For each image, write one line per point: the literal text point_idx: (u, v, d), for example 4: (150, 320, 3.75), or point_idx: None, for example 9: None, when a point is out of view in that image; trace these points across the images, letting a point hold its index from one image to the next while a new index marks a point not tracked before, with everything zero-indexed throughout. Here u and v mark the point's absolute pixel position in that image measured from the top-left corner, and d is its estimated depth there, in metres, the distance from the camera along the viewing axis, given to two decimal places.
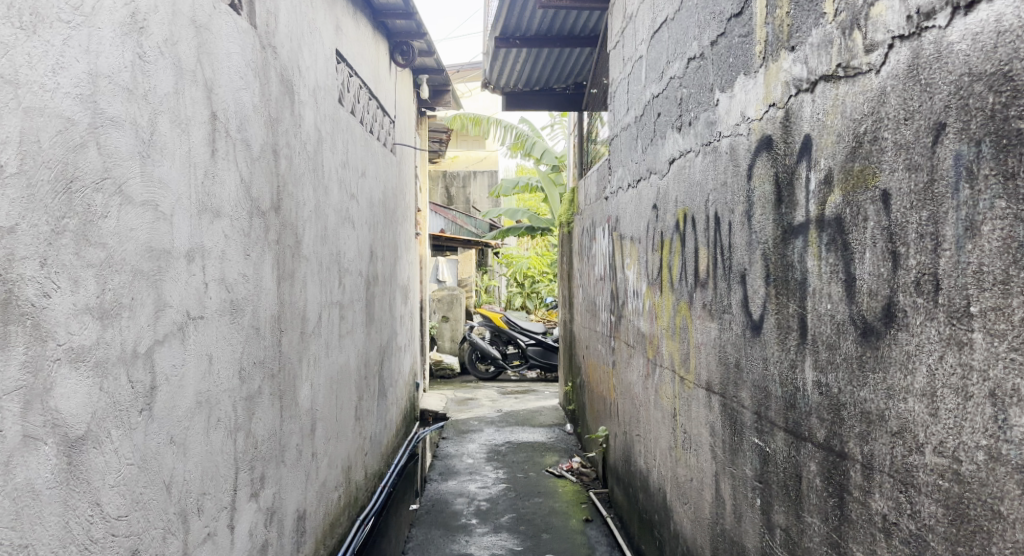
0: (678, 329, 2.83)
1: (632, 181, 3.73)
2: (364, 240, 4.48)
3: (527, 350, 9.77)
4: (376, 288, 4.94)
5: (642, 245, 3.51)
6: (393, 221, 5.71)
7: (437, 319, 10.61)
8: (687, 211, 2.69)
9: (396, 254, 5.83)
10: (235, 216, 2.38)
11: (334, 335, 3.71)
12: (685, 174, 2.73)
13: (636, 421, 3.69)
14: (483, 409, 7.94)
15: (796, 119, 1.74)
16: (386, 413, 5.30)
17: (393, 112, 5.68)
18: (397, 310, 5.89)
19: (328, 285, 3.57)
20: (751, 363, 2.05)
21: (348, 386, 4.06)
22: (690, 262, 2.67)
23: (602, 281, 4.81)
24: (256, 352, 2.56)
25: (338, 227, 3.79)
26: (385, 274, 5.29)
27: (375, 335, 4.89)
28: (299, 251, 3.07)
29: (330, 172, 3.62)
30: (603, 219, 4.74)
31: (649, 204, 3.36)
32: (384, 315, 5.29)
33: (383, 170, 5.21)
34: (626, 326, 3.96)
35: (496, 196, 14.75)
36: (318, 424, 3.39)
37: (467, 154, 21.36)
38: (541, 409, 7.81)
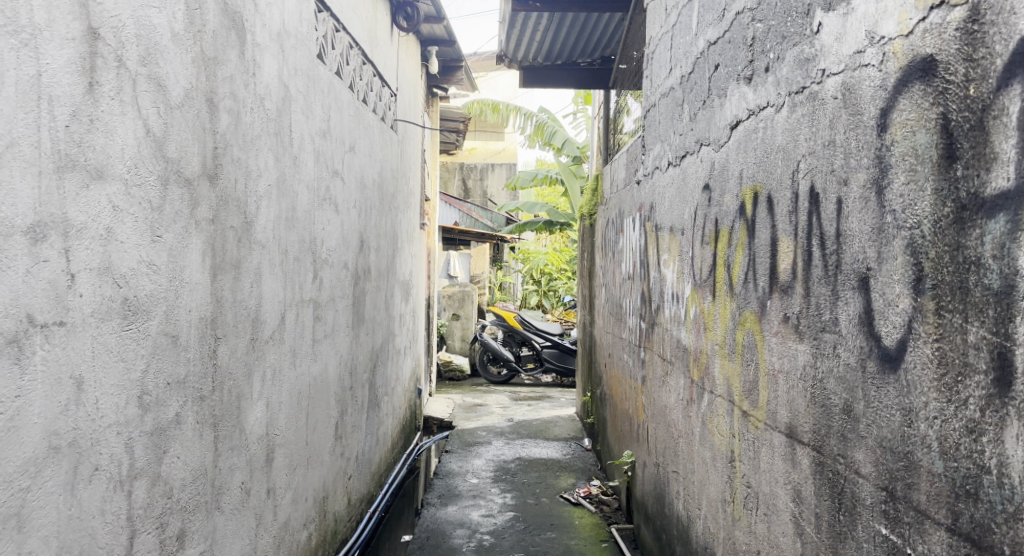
0: (741, 348, 2.13)
1: (674, 158, 3.04)
2: (352, 228, 3.81)
3: (542, 353, 9.09)
4: (369, 285, 4.29)
5: (686, 237, 2.81)
6: (392, 207, 5.03)
7: (447, 317, 9.94)
8: (759, 188, 2.00)
9: (396, 247, 5.16)
10: (135, 179, 1.71)
11: (306, 341, 3.05)
12: (757, 138, 2.04)
13: (674, 455, 2.99)
14: (493, 417, 7.26)
15: (1007, 18, 1.05)
16: (379, 427, 4.63)
17: (395, 84, 5.02)
18: (395, 308, 5.21)
19: (297, 280, 2.91)
20: (879, 413, 1.36)
21: (327, 401, 3.41)
22: (762, 257, 1.98)
23: (631, 281, 4.11)
24: (172, 369, 1.91)
25: (314, 209, 3.12)
26: (381, 268, 4.62)
27: (366, 339, 4.23)
28: (250, 235, 2.41)
29: (302, 140, 2.96)
30: (633, 208, 4.04)
31: (697, 184, 2.67)
32: (380, 315, 4.62)
33: (380, 147, 4.53)
34: (661, 337, 3.26)
35: (513, 189, 14.06)
36: (278, 452, 2.73)
37: (485, 145, 20.65)
38: (556, 419, 7.12)
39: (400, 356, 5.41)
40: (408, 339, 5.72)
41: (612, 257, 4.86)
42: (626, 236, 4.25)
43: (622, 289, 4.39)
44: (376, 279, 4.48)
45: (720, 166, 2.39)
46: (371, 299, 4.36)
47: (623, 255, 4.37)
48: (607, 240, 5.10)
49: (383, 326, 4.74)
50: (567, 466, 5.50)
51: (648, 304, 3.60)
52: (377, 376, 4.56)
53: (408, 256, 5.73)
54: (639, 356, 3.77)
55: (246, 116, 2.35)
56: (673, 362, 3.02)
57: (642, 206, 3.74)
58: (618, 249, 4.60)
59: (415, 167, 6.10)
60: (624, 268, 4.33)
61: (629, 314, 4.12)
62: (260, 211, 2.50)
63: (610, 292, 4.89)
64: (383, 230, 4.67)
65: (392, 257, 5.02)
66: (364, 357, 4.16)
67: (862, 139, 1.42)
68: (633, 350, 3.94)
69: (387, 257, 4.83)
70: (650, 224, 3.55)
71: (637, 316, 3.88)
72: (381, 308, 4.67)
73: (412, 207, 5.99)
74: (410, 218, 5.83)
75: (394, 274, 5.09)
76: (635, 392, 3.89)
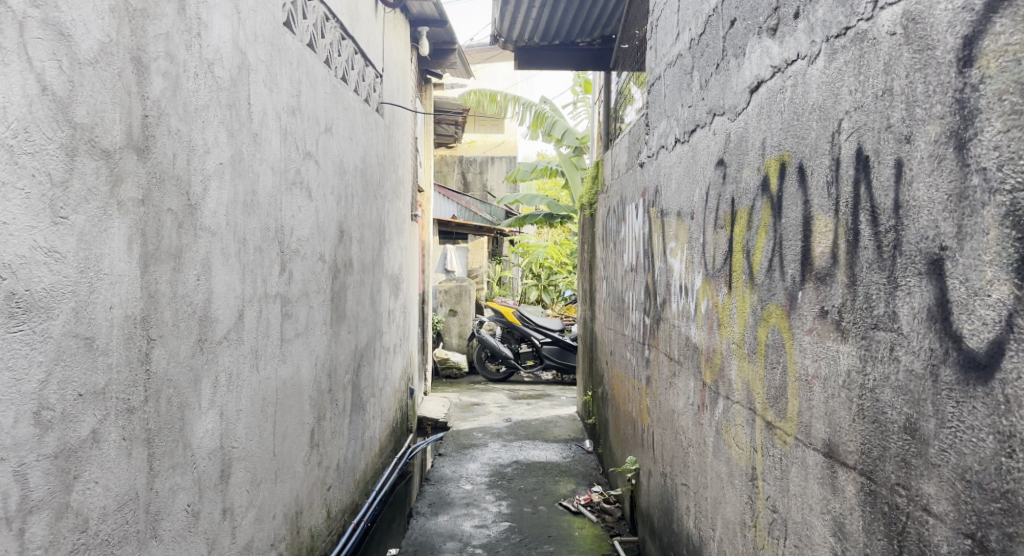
0: (765, 348, 1.82)
1: (682, 134, 2.72)
2: (329, 216, 3.50)
3: (541, 350, 8.78)
4: (351, 278, 3.98)
5: (695, 221, 2.50)
6: (379, 196, 4.72)
7: (444, 313, 9.60)
8: (788, 157, 1.68)
9: (383, 238, 4.84)
10: (29, 147, 1.42)
11: (272, 340, 2.74)
12: (783, 99, 1.72)
13: (683, 466, 2.67)
14: (490, 417, 6.95)
15: None
16: (365, 431, 4.32)
17: (381, 64, 4.70)
18: (384, 304, 4.90)
19: (259, 271, 2.59)
20: (961, 437, 1.05)
21: (300, 406, 3.10)
22: (790, 240, 1.67)
23: (633, 273, 3.80)
24: (87, 377, 1.60)
25: (280, 194, 2.81)
26: (365, 261, 4.31)
27: (348, 336, 3.92)
28: (195, 220, 2.10)
29: (265, 116, 2.65)
30: (635, 193, 3.72)
31: (709, 160, 2.35)
32: (365, 310, 4.32)
33: (363, 131, 4.22)
34: (667, 333, 2.94)
35: (513, 181, 13.74)
36: (236, 466, 2.42)
37: (484, 137, 20.30)
38: (556, 420, 6.81)
39: (389, 354, 5.10)
40: (398, 336, 5.42)
41: (613, 246, 4.56)
42: (628, 225, 3.93)
43: (624, 280, 4.09)
44: (360, 272, 4.17)
45: (738, 135, 2.07)
46: (354, 294, 4.05)
47: (624, 245, 4.07)
48: (608, 229, 4.79)
49: (369, 322, 4.43)
50: (567, 470, 5.18)
51: (652, 297, 3.29)
52: (362, 377, 4.26)
53: (398, 249, 5.43)
54: (644, 354, 3.46)
55: (189, 82, 2.04)
56: (682, 361, 2.69)
57: (646, 189, 3.42)
58: (619, 238, 4.29)
59: (406, 155, 5.79)
60: (626, 259, 4.02)
61: (631, 309, 3.82)
62: (209, 192, 2.18)
63: (611, 284, 4.59)
64: (368, 220, 4.37)
65: (379, 250, 4.71)
66: (345, 358, 3.85)
67: (944, 77, 1.10)
68: (637, 348, 3.63)
69: (373, 250, 4.52)
70: (654, 208, 3.22)
71: (641, 311, 3.56)
72: (366, 303, 4.36)
73: (402, 197, 5.67)
74: (399, 209, 5.51)
75: (381, 267, 4.78)
76: (638, 391, 3.60)
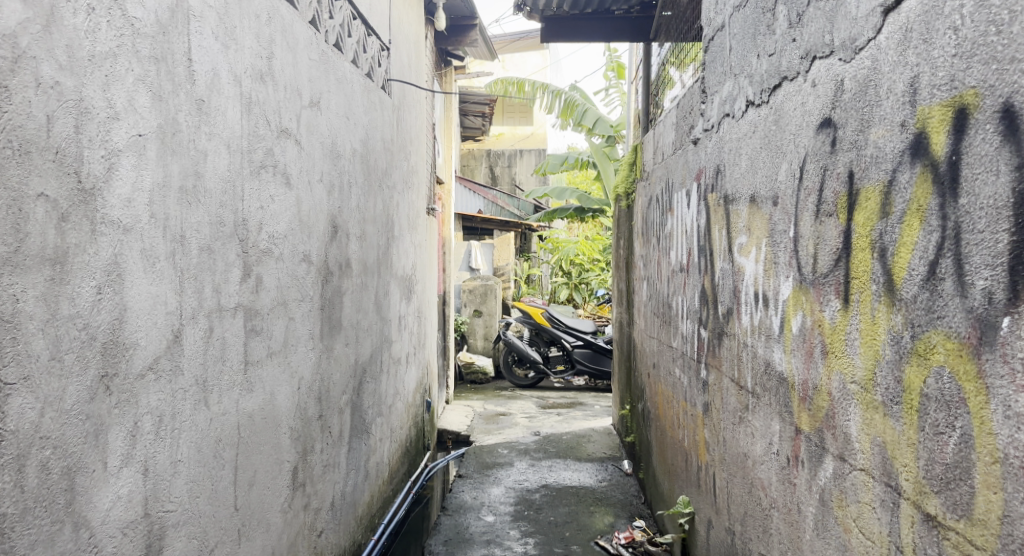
0: (922, 399, 1.20)
1: (759, 94, 2.08)
2: (318, 208, 2.92)
3: (572, 353, 8.17)
4: (350, 281, 3.40)
5: (782, 207, 1.87)
6: (388, 185, 4.14)
7: (468, 314, 9.03)
8: (974, 97, 1.08)
9: (392, 234, 4.26)
10: None
11: (233, 365, 2.17)
12: (961, 10, 1.10)
13: (763, 530, 2.04)
14: (517, 430, 6.36)
15: None
16: (370, 457, 3.75)
17: (388, 36, 4.11)
18: (394, 309, 4.33)
19: (209, 277, 2.02)
20: None
21: (278, 442, 2.52)
22: (989, 237, 1.04)
23: (683, 273, 3.16)
24: None
25: (243, 179, 2.23)
26: (369, 260, 3.73)
27: (347, 351, 3.35)
28: (93, 213, 1.52)
29: (218, 78, 2.07)
30: (685, 178, 3.09)
31: (805, 122, 1.72)
32: (369, 318, 3.74)
33: (365, 110, 3.65)
34: (735, 354, 2.31)
35: (541, 174, 13.10)
36: (171, 536, 1.83)
37: (512, 131, 19.66)
38: (590, 433, 6.18)
39: (401, 365, 4.52)
40: (412, 345, 4.84)
41: (656, 242, 3.92)
42: (676, 216, 3.29)
43: (671, 282, 3.46)
44: (362, 274, 3.59)
45: (860, 79, 1.44)
46: (353, 300, 3.47)
47: (672, 241, 3.43)
48: (650, 222, 4.15)
49: (375, 332, 3.87)
50: (604, 497, 4.56)
51: (711, 305, 2.65)
52: (365, 395, 3.68)
53: (412, 247, 4.84)
54: (701, 375, 2.82)
55: (76, 18, 1.47)
56: (760, 393, 2.06)
57: (701, 170, 2.78)
58: (663, 231, 3.65)
59: (421, 141, 5.20)
60: (673, 257, 3.39)
61: (682, 318, 3.18)
62: (118, 171, 1.59)
63: (655, 287, 3.97)
64: (372, 215, 3.79)
65: (387, 248, 4.13)
66: (343, 379, 3.28)
67: None
68: (691, 366, 3.00)
69: (379, 248, 3.93)
70: (713, 194, 2.59)
71: (695, 320, 2.93)
72: (372, 311, 3.80)
73: (418, 188, 5.09)
74: (414, 202, 4.92)
75: (389, 267, 4.20)
76: (693, 419, 2.98)
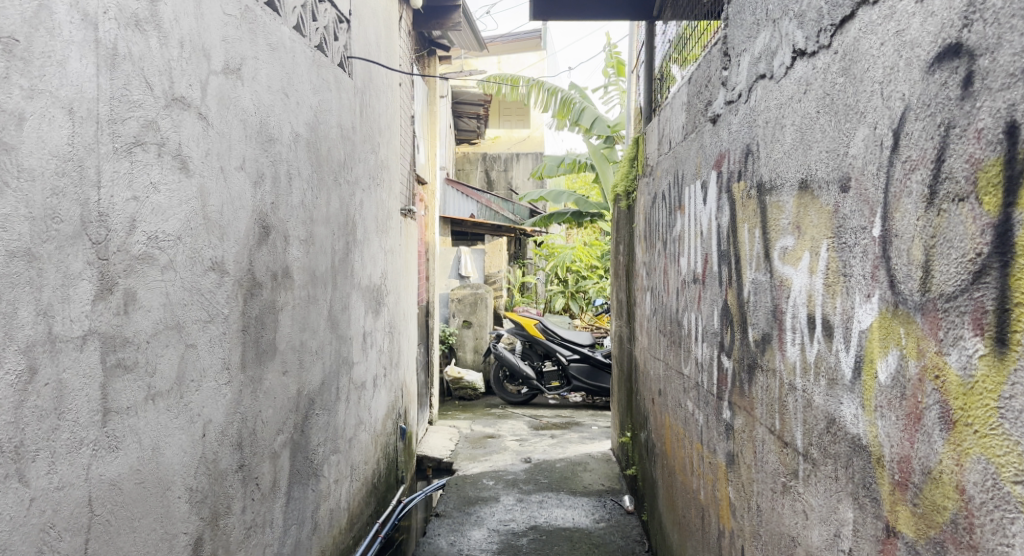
0: None
1: (814, 38, 1.49)
2: (237, 204, 2.32)
3: (568, 368, 7.57)
4: (291, 294, 2.80)
5: (858, 193, 1.27)
6: (348, 181, 3.55)
7: (457, 325, 8.42)
8: None
9: (354, 239, 3.67)
10: None
11: (80, 417, 1.57)
12: None
13: None
14: (505, 457, 5.74)
15: None
16: (320, 505, 3.14)
17: (349, 6, 3.52)
18: (356, 325, 3.72)
19: (29, 296, 1.43)
20: None
21: (166, 511, 1.92)
22: None
23: (695, 286, 2.56)
24: None
25: (104, 161, 1.65)
26: (320, 269, 3.13)
27: (284, 381, 2.74)
28: None
29: (52, 14, 1.48)
30: (699, 168, 2.49)
31: (904, 59, 1.12)
32: (319, 338, 3.14)
33: (315, 89, 3.05)
34: (775, 397, 1.71)
35: (537, 178, 12.50)
36: None
37: (508, 134, 19.08)
38: (586, 461, 5.56)
39: (367, 390, 3.91)
40: (381, 366, 4.24)
41: (662, 247, 3.32)
42: (687, 217, 2.70)
43: (681, 296, 2.85)
44: (308, 287, 2.99)
45: None
46: (296, 317, 2.87)
47: (681, 247, 2.83)
48: (654, 226, 3.56)
49: (328, 352, 3.27)
50: (601, 543, 3.94)
51: (737, 329, 2.05)
52: (314, 432, 3.08)
53: (382, 254, 4.23)
54: (724, 417, 2.21)
55: None
56: (819, 461, 1.45)
57: (722, 155, 2.18)
58: (671, 236, 3.05)
59: (395, 133, 4.60)
60: (683, 267, 2.79)
61: (695, 342, 2.58)
62: None
63: (661, 301, 3.36)
64: (324, 215, 3.19)
65: (346, 255, 3.54)
66: (276, 416, 2.67)
67: None
68: (710, 403, 2.39)
69: (334, 254, 3.33)
70: (739, 183, 2.00)
71: (713, 345, 2.32)
72: (324, 328, 3.21)
73: (391, 186, 4.49)
74: (385, 202, 4.32)
75: (349, 276, 3.60)
76: (712, 471, 2.37)
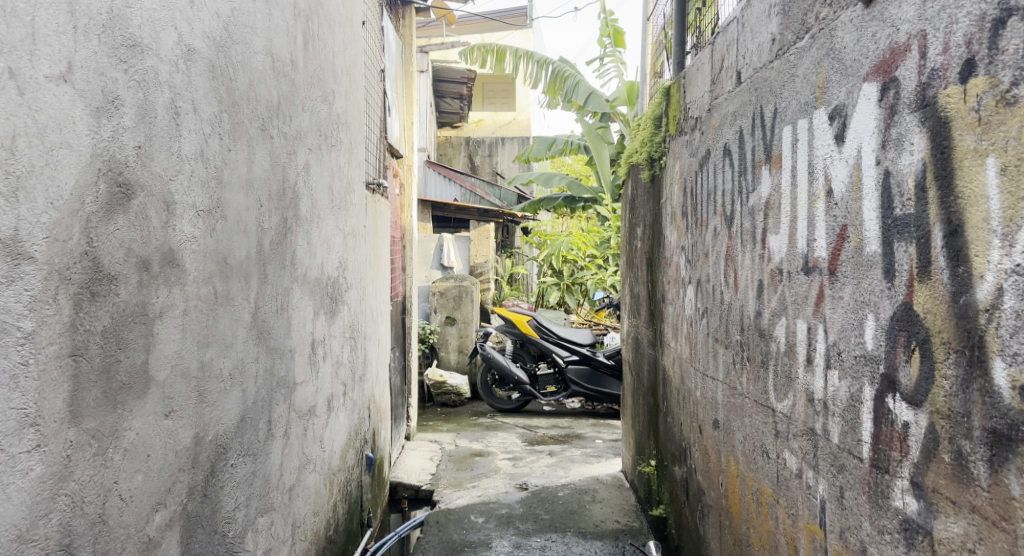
0: None
1: None
2: (50, 141, 1.35)
3: (566, 372, 6.66)
4: (180, 293, 1.85)
5: None
6: (286, 134, 2.58)
7: (439, 322, 7.48)
8: None
9: (296, 215, 2.71)
10: None
11: None
12: None
13: None
14: (496, 482, 4.80)
15: None
16: None
17: None
18: (301, 332, 2.76)
19: None
20: None
21: None
22: None
23: (813, 277, 1.64)
24: None
25: None
26: (237, 255, 2.18)
27: (167, 426, 1.78)
28: None
29: None
30: (822, 89, 1.57)
31: None
32: (237, 355, 2.19)
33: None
34: None
35: (525, 161, 11.55)
36: None
37: (493, 116, 18.11)
38: (594, 486, 4.64)
39: (317, 417, 2.96)
40: (342, 382, 3.29)
41: (721, 224, 2.39)
42: (788, 172, 1.77)
43: (770, 293, 1.91)
44: (215, 281, 2.03)
45: None
46: (194, 328, 1.92)
47: (770, 217, 1.91)
48: (704, 197, 2.62)
49: (253, 372, 2.32)
50: None
51: (953, 359, 1.13)
52: (229, 491, 2.13)
53: (340, 237, 3.27)
54: (895, 505, 1.29)
55: None
56: None
57: (899, 49, 1.26)
58: (746, 206, 2.12)
59: (358, 84, 3.63)
60: (774, 250, 1.86)
61: (812, 366, 1.65)
62: None
63: (719, 299, 2.44)
64: (244, 178, 2.23)
65: (283, 237, 2.58)
66: (154, 484, 1.72)
67: None
68: (849, 472, 1.47)
69: (262, 235, 2.37)
70: (980, 80, 1.07)
71: (866, 376, 1.39)
72: (247, 339, 2.26)
73: (353, 151, 3.52)
74: (344, 169, 3.35)
75: (289, 266, 2.64)
76: None
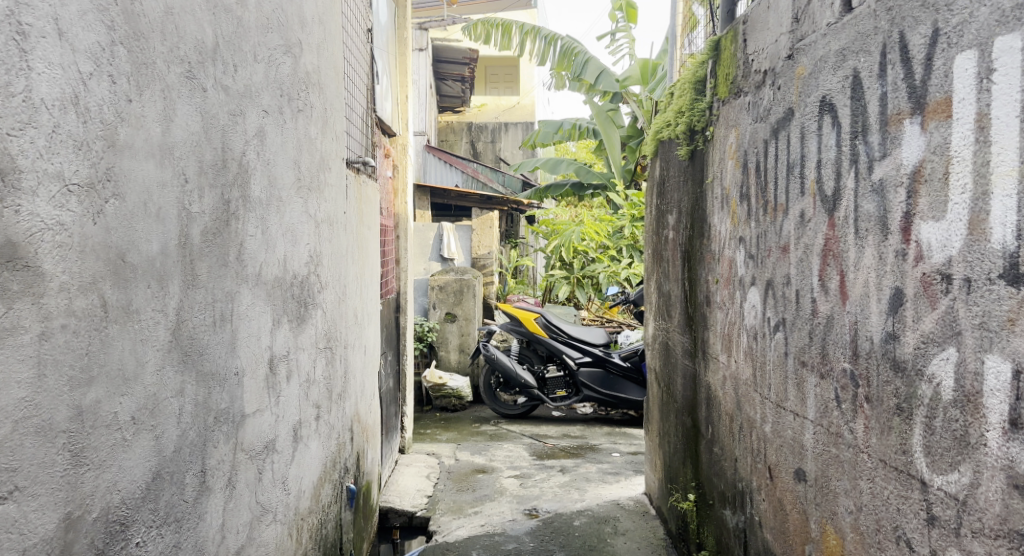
0: None
1: None
2: None
3: (577, 375, 6.04)
4: (33, 309, 1.22)
5: None
6: (227, 87, 1.95)
7: (438, 318, 6.87)
8: None
9: (246, 196, 2.08)
10: None
11: None
12: None
13: None
14: (502, 505, 4.19)
15: None
16: None
17: None
18: (254, 347, 2.14)
19: None
20: None
21: None
22: None
23: None
24: None
25: None
26: (144, 250, 1.55)
27: (6, 515, 1.16)
28: None
29: None
30: None
31: None
32: (146, 390, 1.57)
33: None
34: None
35: (530, 146, 10.91)
36: None
37: (496, 101, 17.44)
38: (614, 512, 4.03)
39: (279, 452, 2.34)
40: (314, 404, 2.67)
41: (816, 207, 1.77)
42: (968, 123, 1.14)
43: (922, 308, 1.28)
44: (103, 287, 1.41)
45: None
46: (63, 358, 1.29)
47: (922, 195, 1.28)
48: (783, 173, 2.00)
49: (176, 410, 1.70)
50: None
51: None
52: None
53: (313, 225, 2.64)
54: None
55: None
56: None
57: None
58: (866, 181, 1.49)
59: (337, 40, 2.99)
60: (932, 244, 1.24)
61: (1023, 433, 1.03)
62: None
63: (808, 309, 1.81)
64: (158, 142, 1.60)
65: (225, 224, 1.95)
66: None
67: None
68: None
69: (189, 222, 1.75)
70: None
71: None
72: (164, 365, 1.64)
73: (330, 119, 2.89)
74: (318, 142, 2.72)
75: (235, 262, 2.01)
76: None
